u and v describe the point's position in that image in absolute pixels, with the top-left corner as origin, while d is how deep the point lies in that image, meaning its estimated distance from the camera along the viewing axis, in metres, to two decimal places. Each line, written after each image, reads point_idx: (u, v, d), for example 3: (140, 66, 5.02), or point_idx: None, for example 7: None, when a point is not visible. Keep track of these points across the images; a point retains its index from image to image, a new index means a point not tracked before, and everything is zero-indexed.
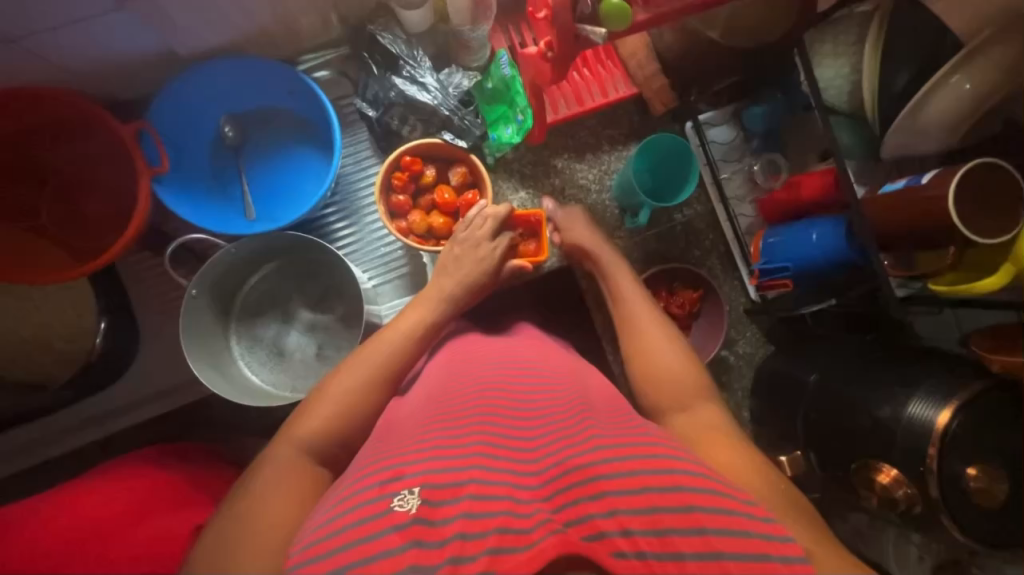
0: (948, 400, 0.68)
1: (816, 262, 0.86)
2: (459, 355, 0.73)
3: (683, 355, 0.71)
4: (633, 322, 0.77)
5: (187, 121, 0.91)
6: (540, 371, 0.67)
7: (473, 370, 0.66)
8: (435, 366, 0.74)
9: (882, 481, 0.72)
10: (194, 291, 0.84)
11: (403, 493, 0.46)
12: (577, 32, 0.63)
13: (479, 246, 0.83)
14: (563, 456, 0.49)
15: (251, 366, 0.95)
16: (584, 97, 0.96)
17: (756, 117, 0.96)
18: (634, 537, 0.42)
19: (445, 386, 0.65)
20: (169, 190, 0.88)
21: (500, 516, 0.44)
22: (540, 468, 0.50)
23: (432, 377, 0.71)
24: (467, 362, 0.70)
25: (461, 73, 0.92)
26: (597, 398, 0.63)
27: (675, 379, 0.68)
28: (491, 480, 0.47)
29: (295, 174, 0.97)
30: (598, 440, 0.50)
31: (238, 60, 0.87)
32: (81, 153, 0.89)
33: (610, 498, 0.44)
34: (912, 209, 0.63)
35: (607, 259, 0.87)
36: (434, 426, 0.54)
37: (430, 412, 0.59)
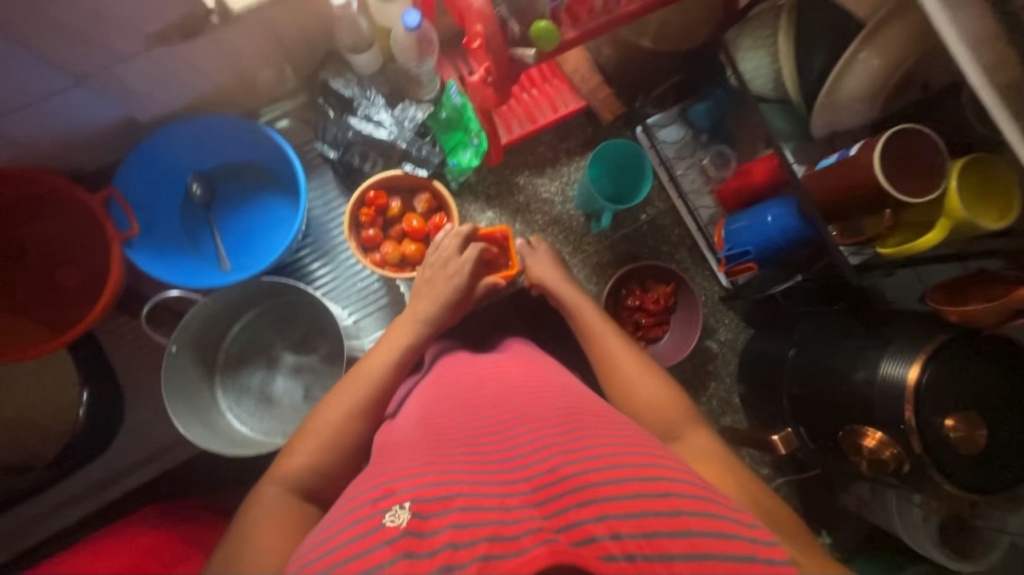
0: (916, 356, 0.70)
1: (774, 243, 0.90)
2: (450, 375, 0.74)
3: (664, 383, 0.73)
4: (609, 355, 0.78)
5: (154, 184, 0.94)
6: (530, 385, 0.68)
7: (465, 391, 0.68)
8: (425, 386, 0.75)
9: (868, 445, 0.74)
10: (175, 348, 0.84)
11: (394, 509, 0.47)
12: (511, 56, 0.69)
13: (447, 266, 0.85)
14: (553, 463, 0.50)
15: (240, 417, 0.94)
16: (536, 115, 1.00)
17: (700, 114, 1.00)
18: (623, 539, 0.43)
19: (436, 409, 0.66)
20: (141, 252, 0.90)
21: (490, 525, 0.44)
22: (529, 475, 0.50)
23: (422, 397, 0.72)
24: (457, 381, 0.71)
25: (414, 106, 0.95)
26: (584, 404, 0.64)
27: (660, 411, 0.70)
28: (481, 491, 0.48)
29: (265, 220, 0.99)
30: (589, 447, 0.51)
31: (199, 121, 0.90)
32: (51, 227, 0.90)
33: (600, 504, 0.45)
34: (851, 177, 0.67)
35: (577, 295, 0.87)
36: (427, 447, 0.55)
37: (423, 434, 0.60)
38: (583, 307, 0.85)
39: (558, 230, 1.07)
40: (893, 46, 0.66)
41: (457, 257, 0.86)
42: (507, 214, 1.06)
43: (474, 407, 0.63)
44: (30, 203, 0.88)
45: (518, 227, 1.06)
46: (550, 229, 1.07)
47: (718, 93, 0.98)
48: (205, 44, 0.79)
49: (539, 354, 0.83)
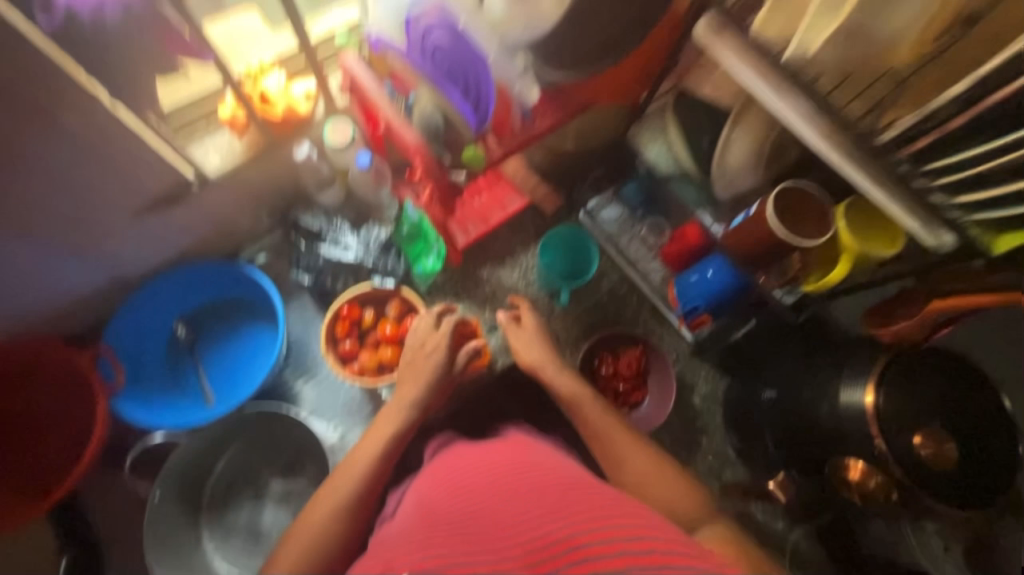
0: (868, 378, 0.74)
1: (724, 296, 0.94)
2: (446, 462, 0.74)
3: (674, 475, 0.77)
4: (612, 444, 0.81)
5: (141, 333, 1.00)
6: (525, 461, 0.69)
7: (461, 473, 0.68)
8: (421, 478, 0.75)
9: (854, 477, 0.78)
10: (158, 497, 0.85)
11: None
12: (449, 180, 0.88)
13: (423, 346, 0.89)
14: (547, 531, 0.50)
15: (226, 559, 0.92)
16: (490, 215, 1.07)
17: (631, 193, 1.11)
18: None
19: (432, 496, 0.65)
20: (129, 398, 0.94)
21: None
22: (524, 543, 0.50)
23: (418, 489, 0.71)
24: (454, 466, 0.71)
25: (377, 226, 1.05)
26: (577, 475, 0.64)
27: (676, 502, 0.74)
28: (473, 560, 0.47)
29: (247, 350, 1.04)
30: (582, 513, 0.51)
31: (184, 270, 0.99)
32: (37, 391, 0.94)
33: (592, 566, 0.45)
34: (759, 230, 0.76)
35: (577, 389, 0.89)
36: (423, 527, 0.55)
37: (419, 517, 0.59)
38: (580, 396, 0.88)
39: None
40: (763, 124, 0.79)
41: (431, 334, 0.91)
42: (475, 306, 1.14)
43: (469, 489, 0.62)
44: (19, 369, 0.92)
45: (487, 316, 1.13)
46: None
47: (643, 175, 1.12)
48: (187, 205, 0.91)
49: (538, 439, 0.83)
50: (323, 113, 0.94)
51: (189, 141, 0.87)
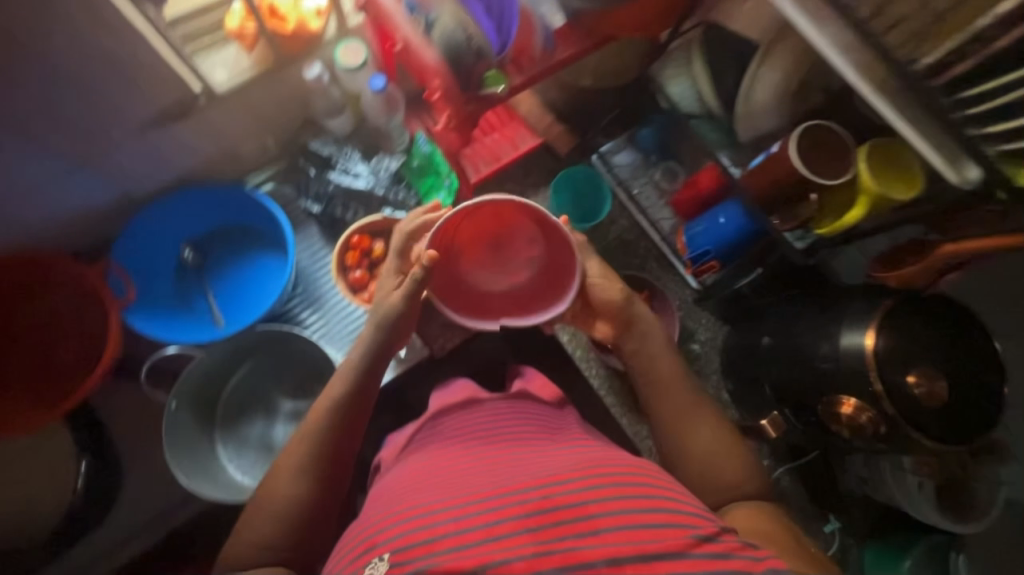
0: (869, 324, 0.78)
1: (731, 240, 0.99)
2: (454, 445, 0.67)
3: (720, 432, 0.72)
4: None
5: (150, 252, 0.97)
6: (546, 440, 0.65)
7: (475, 449, 0.65)
8: (427, 457, 0.67)
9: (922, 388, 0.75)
10: (175, 404, 0.87)
11: (375, 562, 0.49)
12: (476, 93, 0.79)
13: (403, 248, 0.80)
14: (550, 491, 0.50)
15: (242, 467, 0.94)
16: (500, 154, 1.08)
17: (646, 138, 1.12)
18: (620, 564, 0.44)
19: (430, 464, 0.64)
20: (140, 314, 0.92)
21: (478, 560, 0.45)
22: (522, 499, 0.50)
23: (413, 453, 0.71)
24: (462, 449, 0.66)
25: (388, 157, 1.03)
26: (571, 460, 0.58)
27: (715, 457, 0.70)
28: (470, 527, 0.48)
29: (254, 278, 1.01)
30: (590, 477, 0.52)
31: (198, 188, 0.96)
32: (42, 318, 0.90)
33: (604, 535, 0.46)
34: (779, 170, 0.78)
35: None
36: (446, 490, 0.54)
37: (425, 487, 0.57)
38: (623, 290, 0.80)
39: None
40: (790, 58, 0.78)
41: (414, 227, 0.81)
42: None
43: (478, 453, 0.63)
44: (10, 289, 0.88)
45: None
46: None
47: (658, 119, 1.11)
48: (193, 122, 0.89)
49: (548, 406, 0.77)
50: (334, 33, 0.91)
51: (198, 53, 0.86)
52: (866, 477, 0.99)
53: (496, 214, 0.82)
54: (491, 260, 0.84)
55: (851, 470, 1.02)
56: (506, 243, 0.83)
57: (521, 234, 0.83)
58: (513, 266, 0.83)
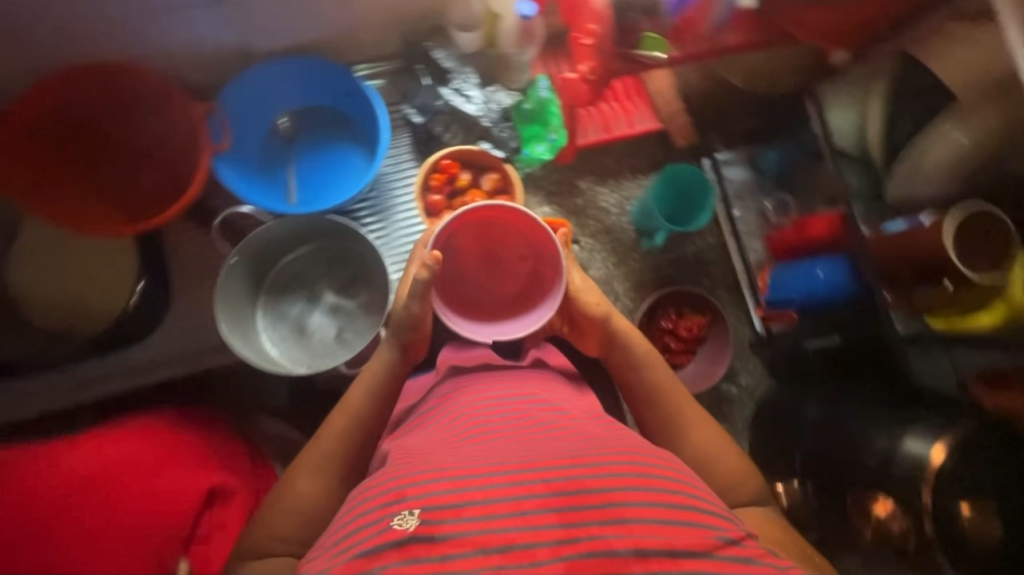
0: (942, 437, 0.71)
1: (820, 297, 0.92)
2: (473, 402, 0.67)
3: (718, 434, 0.72)
4: None
5: (249, 109, 0.97)
6: (562, 413, 0.65)
7: (494, 410, 0.65)
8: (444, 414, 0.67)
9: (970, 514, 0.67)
10: (235, 259, 0.89)
11: (403, 513, 0.48)
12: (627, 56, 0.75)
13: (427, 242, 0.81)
14: (576, 473, 0.50)
15: (272, 340, 0.97)
16: (613, 126, 1.03)
17: (770, 161, 1.04)
18: (645, 557, 0.45)
19: (446, 428, 0.64)
20: (227, 164, 0.93)
21: (505, 534, 0.46)
22: (549, 477, 0.50)
23: (428, 413, 0.71)
24: (481, 407, 0.65)
25: (503, 91, 0.98)
26: (590, 437, 0.58)
27: (723, 453, 0.70)
28: (497, 497, 0.48)
29: (337, 167, 1.02)
30: (617, 463, 0.52)
31: (312, 61, 0.94)
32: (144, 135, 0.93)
33: (630, 524, 0.47)
34: (920, 245, 0.72)
35: None
36: (471, 458, 0.54)
37: (449, 449, 0.57)
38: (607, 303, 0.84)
39: (608, 239, 1.10)
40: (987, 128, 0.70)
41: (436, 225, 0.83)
42: (563, 212, 1.09)
43: (498, 422, 0.63)
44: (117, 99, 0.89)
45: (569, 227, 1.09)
46: (600, 238, 1.10)
47: (790, 143, 1.02)
48: None
49: (563, 382, 0.77)
50: None
51: None
52: None
53: (485, 228, 0.88)
54: (491, 270, 0.92)
55: None
56: (499, 250, 0.91)
57: (511, 240, 0.89)
58: (510, 273, 0.92)
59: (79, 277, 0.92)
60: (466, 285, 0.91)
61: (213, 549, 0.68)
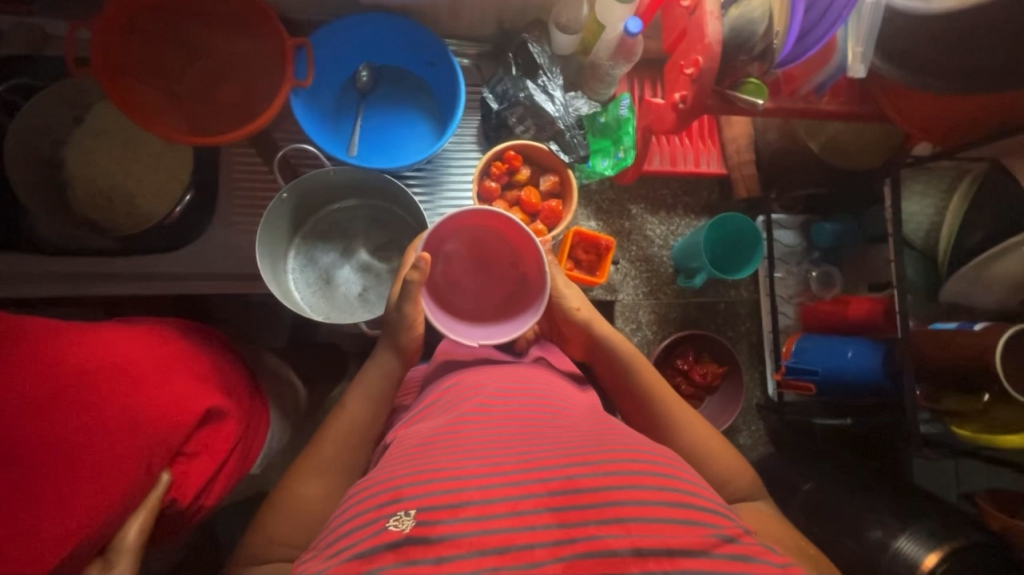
0: (938, 545, 0.71)
1: (844, 377, 0.90)
2: (470, 396, 0.67)
3: (714, 433, 0.70)
4: None
5: (337, 54, 0.97)
6: (560, 412, 0.65)
7: (492, 404, 0.64)
8: (442, 407, 0.67)
9: None
10: (285, 195, 0.89)
11: (399, 514, 0.47)
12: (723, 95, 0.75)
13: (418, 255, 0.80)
14: (573, 472, 0.50)
15: (297, 282, 0.97)
16: (678, 160, 1.04)
17: (823, 234, 1.04)
18: (644, 556, 0.44)
19: (441, 422, 0.63)
20: (302, 102, 0.93)
21: (501, 534, 0.45)
22: (545, 477, 0.49)
23: (426, 410, 0.70)
24: (478, 400, 0.65)
25: (583, 100, 1.00)
26: (586, 433, 0.57)
27: (721, 454, 0.68)
28: (494, 497, 0.48)
29: (404, 132, 1.03)
30: (613, 458, 0.51)
31: (409, 24, 0.95)
32: (232, 55, 0.94)
33: (628, 523, 0.46)
34: (959, 350, 0.73)
35: None
36: (469, 456, 0.53)
37: (447, 445, 0.56)
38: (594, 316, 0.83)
39: (644, 269, 1.10)
40: None
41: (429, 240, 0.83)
42: (607, 230, 1.09)
43: (493, 417, 0.62)
44: (216, 13, 0.91)
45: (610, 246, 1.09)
46: (638, 265, 1.10)
47: (848, 220, 1.02)
48: None
49: (560, 380, 0.76)
50: None
51: None
52: None
53: (473, 235, 0.87)
54: (482, 278, 0.89)
55: None
56: (489, 258, 0.89)
57: (501, 246, 0.88)
58: (500, 280, 0.89)
59: (135, 175, 0.93)
60: (456, 293, 0.89)
61: (194, 468, 0.69)
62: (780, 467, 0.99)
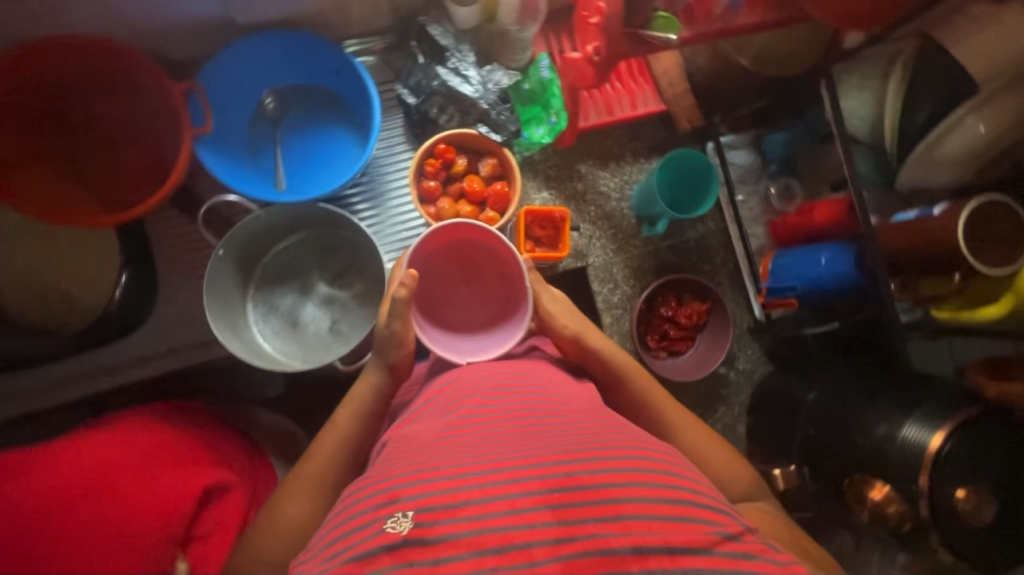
0: (940, 425, 0.71)
1: (823, 286, 0.91)
2: (466, 393, 0.66)
3: (721, 445, 0.72)
4: None
5: (232, 88, 0.91)
6: (560, 403, 0.64)
7: (489, 399, 0.63)
8: (437, 406, 0.66)
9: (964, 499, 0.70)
10: (221, 252, 0.85)
11: (396, 515, 0.47)
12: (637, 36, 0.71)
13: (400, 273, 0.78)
14: (574, 469, 0.49)
15: (264, 333, 0.94)
16: (615, 108, 1.00)
17: (776, 144, 1.02)
18: (644, 555, 0.44)
19: (437, 422, 0.62)
20: (210, 149, 0.88)
21: (500, 534, 0.45)
22: (545, 474, 0.49)
23: (422, 408, 0.69)
24: (474, 396, 0.64)
25: (501, 71, 0.94)
26: (588, 428, 0.57)
27: (731, 467, 0.70)
28: (491, 496, 0.47)
29: (327, 151, 0.97)
30: (614, 457, 0.51)
31: (297, 36, 0.88)
32: (123, 117, 0.87)
33: (629, 521, 0.46)
34: (927, 233, 0.72)
35: None
36: (467, 454, 0.53)
37: (445, 445, 0.55)
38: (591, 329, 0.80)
39: (607, 226, 1.07)
40: (1000, 117, 0.71)
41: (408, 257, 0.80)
42: (561, 197, 1.06)
43: (491, 413, 0.61)
44: (89, 76, 0.83)
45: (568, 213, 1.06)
46: (600, 223, 1.07)
47: (796, 127, 1.00)
48: None
49: (559, 371, 0.75)
50: None
51: None
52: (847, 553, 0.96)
53: (458, 248, 0.85)
54: (468, 291, 0.86)
55: (833, 542, 0.98)
56: (473, 270, 0.86)
57: (492, 260, 0.85)
58: (487, 291, 0.86)
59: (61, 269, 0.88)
60: (444, 309, 0.86)
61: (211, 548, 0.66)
62: (782, 385, 1.00)
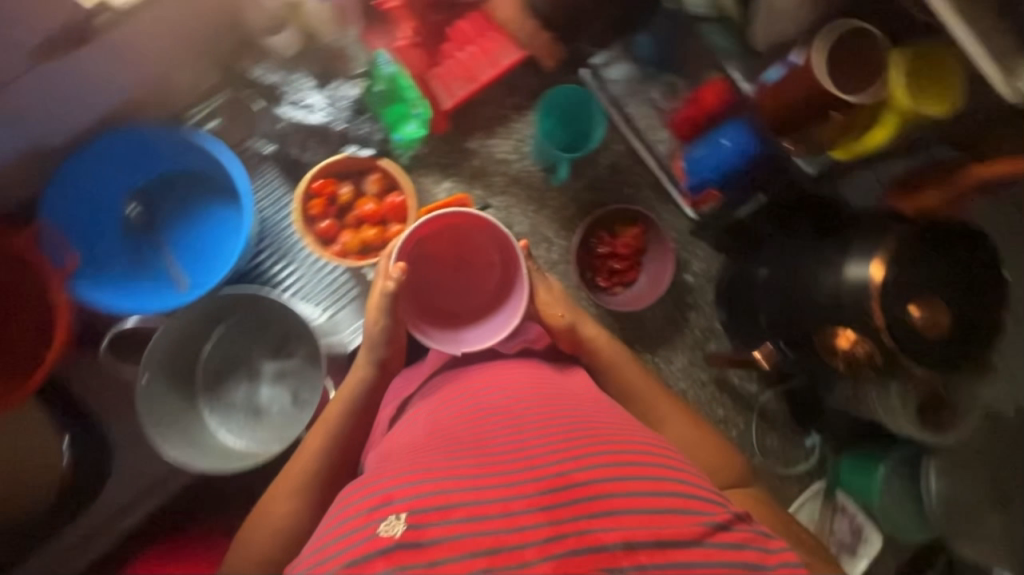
0: (878, 257, 0.73)
1: (734, 165, 0.91)
2: (455, 400, 0.64)
3: (709, 437, 0.73)
4: None
5: (87, 209, 0.86)
6: (546, 393, 0.64)
7: (477, 401, 0.62)
8: (428, 413, 0.65)
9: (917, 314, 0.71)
10: (145, 379, 0.83)
11: (389, 518, 0.45)
12: None
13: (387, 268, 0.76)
14: (565, 468, 0.49)
15: (232, 433, 0.91)
16: (476, 72, 0.94)
17: (644, 46, 0.99)
18: (636, 549, 0.45)
19: (428, 428, 0.61)
20: (91, 279, 0.84)
21: (491, 535, 0.44)
22: (536, 477, 0.49)
23: (411, 414, 0.67)
24: (462, 402, 0.63)
25: (346, 84, 0.94)
26: (576, 420, 0.57)
27: (717, 462, 0.71)
28: (484, 499, 0.47)
29: (212, 232, 0.91)
30: (601, 453, 0.51)
31: (127, 133, 0.84)
32: None
33: (619, 517, 0.46)
34: None
35: None
36: (461, 456, 0.52)
37: (438, 448, 0.54)
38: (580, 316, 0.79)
39: (519, 189, 1.05)
40: None
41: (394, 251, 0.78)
42: (463, 181, 1.02)
43: (482, 412, 0.60)
44: None
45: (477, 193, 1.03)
46: (511, 190, 1.05)
47: (658, 22, 0.96)
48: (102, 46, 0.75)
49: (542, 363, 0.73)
50: None
51: None
52: (850, 400, 0.99)
53: (444, 236, 0.82)
54: (456, 280, 0.84)
55: (836, 391, 1.00)
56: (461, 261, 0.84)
57: (479, 245, 0.83)
58: (477, 280, 0.84)
59: None
60: (435, 299, 0.83)
61: None
62: (737, 271, 1.01)
